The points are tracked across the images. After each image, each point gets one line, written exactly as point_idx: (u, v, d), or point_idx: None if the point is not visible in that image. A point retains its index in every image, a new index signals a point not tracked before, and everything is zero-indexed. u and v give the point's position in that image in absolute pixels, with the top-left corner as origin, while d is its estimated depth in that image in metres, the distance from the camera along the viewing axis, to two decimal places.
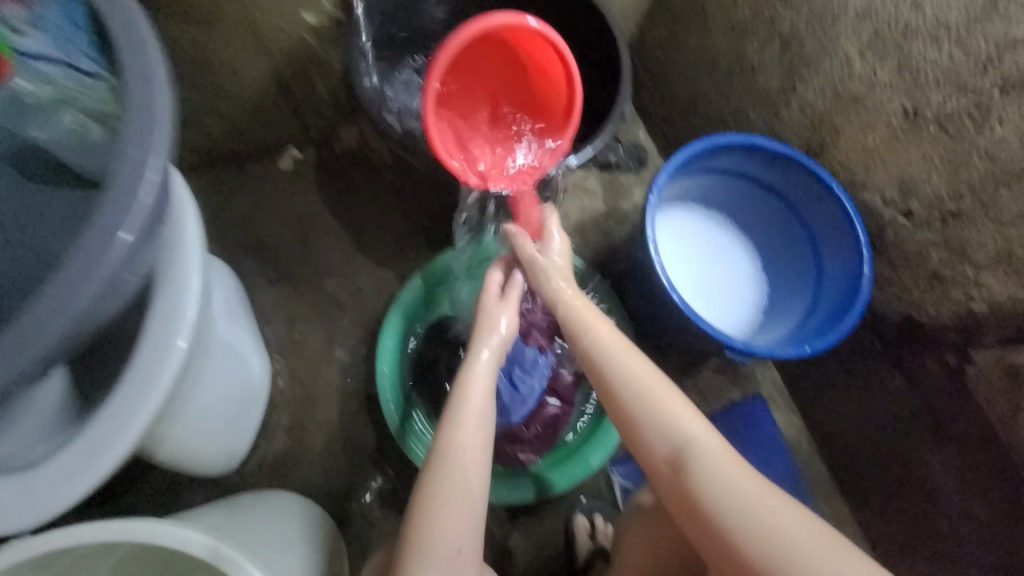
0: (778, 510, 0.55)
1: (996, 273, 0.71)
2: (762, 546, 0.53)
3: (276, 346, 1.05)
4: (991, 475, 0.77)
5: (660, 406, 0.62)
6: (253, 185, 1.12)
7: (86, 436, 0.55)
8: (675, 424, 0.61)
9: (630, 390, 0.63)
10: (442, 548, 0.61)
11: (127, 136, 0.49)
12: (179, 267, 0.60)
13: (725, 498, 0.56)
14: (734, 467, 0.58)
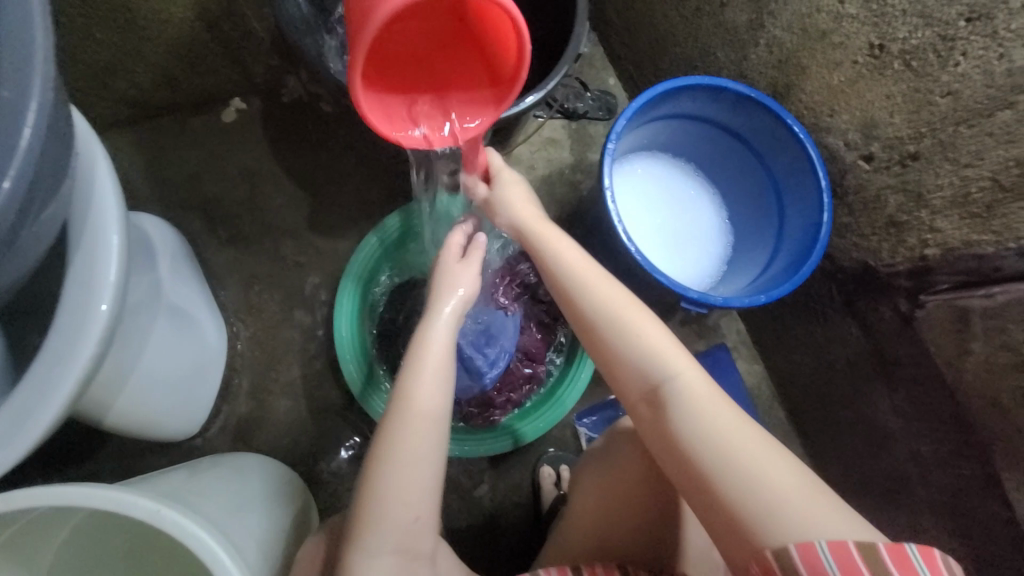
0: (761, 453, 0.53)
1: (951, 218, 0.70)
2: (735, 477, 0.52)
3: (232, 309, 1.02)
4: (934, 417, 0.80)
5: (637, 337, 0.60)
6: (196, 139, 1.05)
7: (11, 404, 0.54)
8: (652, 355, 0.59)
9: (606, 321, 0.62)
10: (394, 523, 0.56)
11: (0, 79, 0.43)
12: (94, 226, 0.56)
13: (698, 428, 0.55)
14: (719, 409, 0.56)
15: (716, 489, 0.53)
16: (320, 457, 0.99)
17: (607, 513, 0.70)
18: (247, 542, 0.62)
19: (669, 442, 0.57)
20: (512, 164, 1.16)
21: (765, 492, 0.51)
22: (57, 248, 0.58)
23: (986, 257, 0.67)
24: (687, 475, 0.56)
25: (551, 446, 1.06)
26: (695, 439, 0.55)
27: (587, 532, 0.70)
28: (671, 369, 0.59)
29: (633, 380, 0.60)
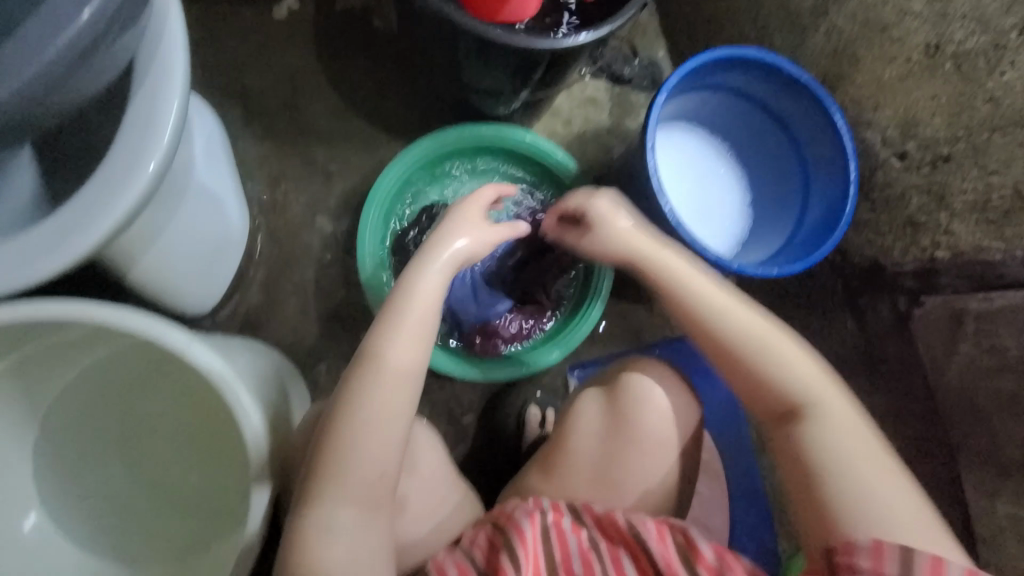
0: (868, 467, 0.58)
1: (968, 222, 0.73)
2: (838, 483, 0.57)
3: (257, 203, 1.03)
4: (916, 420, 0.82)
5: (778, 352, 0.64)
6: (245, 28, 1.04)
7: (58, 217, 0.56)
8: (779, 355, 0.64)
9: (748, 338, 0.65)
10: (357, 474, 0.54)
11: None
12: (161, 68, 0.58)
13: (833, 441, 0.59)
14: (839, 418, 0.61)
15: (832, 496, 0.57)
16: (319, 361, 1.01)
17: (605, 441, 0.72)
18: (267, 387, 0.70)
19: (795, 449, 0.61)
20: (549, 116, 1.15)
21: (865, 489, 0.56)
22: (118, 85, 0.59)
23: (993, 263, 0.71)
24: (802, 479, 0.60)
25: (539, 390, 1.10)
26: (825, 448, 0.59)
27: (587, 459, 0.72)
28: (810, 385, 0.62)
29: (767, 388, 0.63)
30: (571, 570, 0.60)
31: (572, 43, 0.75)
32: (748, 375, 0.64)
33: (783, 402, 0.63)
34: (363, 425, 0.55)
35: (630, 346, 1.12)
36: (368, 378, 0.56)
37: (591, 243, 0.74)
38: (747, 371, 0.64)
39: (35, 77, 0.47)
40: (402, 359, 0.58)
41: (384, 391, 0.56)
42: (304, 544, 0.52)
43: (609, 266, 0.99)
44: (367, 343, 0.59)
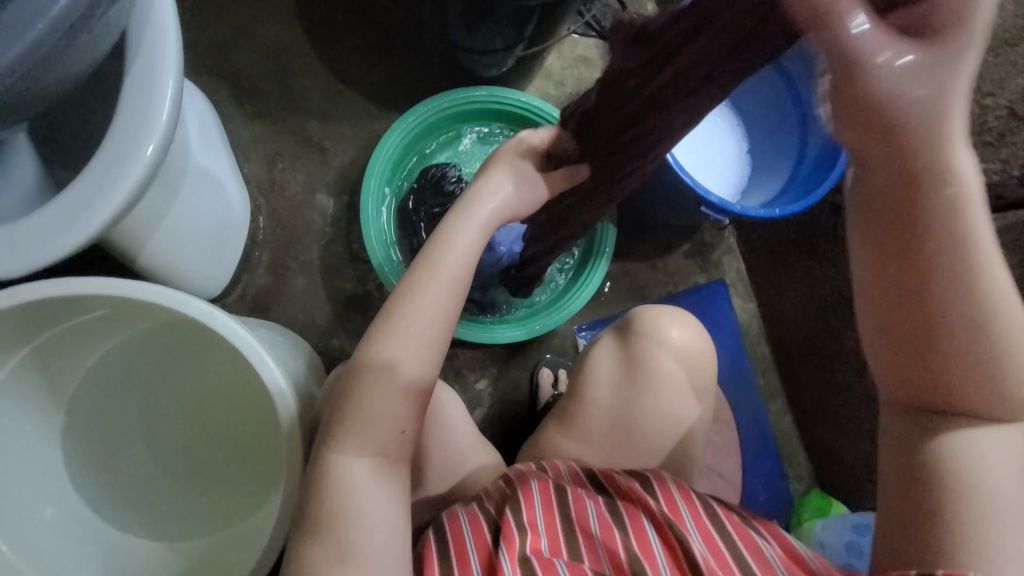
0: (1023, 509, 0.44)
1: (967, 146, 0.73)
2: (979, 510, 0.44)
3: (256, 184, 1.03)
4: None
5: (1007, 339, 0.43)
6: (226, 5, 1.02)
7: (68, 193, 0.55)
8: (1006, 366, 0.43)
9: (983, 304, 0.42)
10: (375, 424, 0.53)
11: None
12: (153, 39, 0.57)
13: (981, 452, 0.45)
14: (1015, 451, 0.45)
15: (959, 512, 0.44)
16: (331, 337, 1.02)
17: (620, 392, 0.73)
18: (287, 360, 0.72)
19: (933, 441, 0.46)
20: (540, 78, 1.13)
21: (1008, 530, 0.43)
22: (112, 59, 0.58)
23: (990, 186, 0.72)
24: (920, 474, 0.47)
25: (549, 352, 1.12)
26: (971, 457, 0.45)
27: (602, 412, 0.73)
28: (1015, 390, 0.44)
29: (954, 374, 0.44)
30: (588, 530, 0.57)
31: None
32: (942, 353, 0.44)
33: (968, 393, 0.45)
34: (385, 375, 0.53)
35: (635, 304, 1.14)
36: (395, 324, 0.54)
37: (931, 69, 0.37)
38: (944, 339, 0.43)
39: (30, 50, 0.45)
40: (418, 331, 0.54)
41: (399, 363, 0.53)
42: (325, 507, 0.51)
43: (611, 223, 0.99)
44: (389, 307, 0.55)
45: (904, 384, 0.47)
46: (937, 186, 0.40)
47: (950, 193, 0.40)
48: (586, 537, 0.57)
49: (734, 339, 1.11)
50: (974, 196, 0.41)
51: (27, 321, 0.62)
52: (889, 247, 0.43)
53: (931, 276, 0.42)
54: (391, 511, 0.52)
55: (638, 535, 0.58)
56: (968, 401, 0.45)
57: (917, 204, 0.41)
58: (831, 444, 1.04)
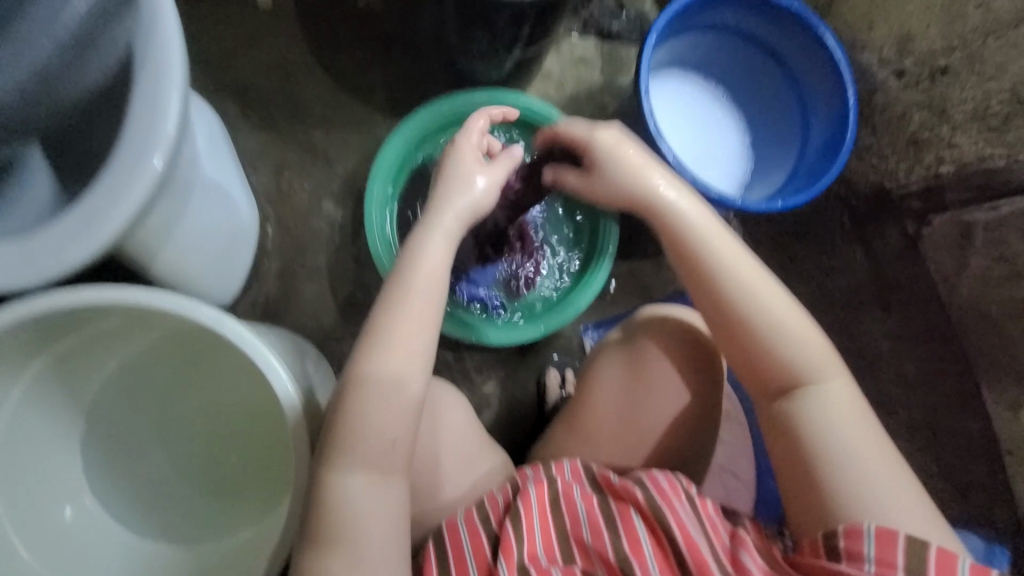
0: (866, 454, 0.56)
1: (970, 133, 0.73)
2: (832, 463, 0.56)
3: (263, 194, 1.05)
4: (933, 340, 0.82)
5: (776, 318, 0.60)
6: (230, 20, 1.05)
7: (82, 206, 0.57)
8: (799, 339, 0.59)
9: (748, 300, 0.61)
10: (373, 438, 0.54)
11: None
12: (158, 57, 0.57)
13: (825, 416, 0.57)
14: (849, 407, 0.58)
15: (825, 473, 0.56)
16: (340, 342, 1.04)
17: (627, 393, 0.72)
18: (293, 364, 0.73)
19: (783, 420, 0.59)
20: (540, 80, 1.13)
21: (858, 473, 0.55)
22: (117, 78, 0.58)
23: (996, 171, 0.72)
24: (792, 450, 0.58)
25: (556, 352, 1.12)
26: (811, 422, 0.57)
27: (610, 412, 0.72)
28: (810, 357, 0.59)
29: (760, 360, 0.60)
30: (581, 537, 0.58)
31: None
32: (750, 342, 0.60)
33: (781, 373, 0.59)
34: (376, 389, 0.55)
35: (641, 302, 1.14)
36: (375, 335, 0.57)
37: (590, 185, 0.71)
38: (747, 334, 0.60)
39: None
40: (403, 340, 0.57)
41: (394, 370, 0.56)
42: (324, 515, 0.54)
43: (614, 221, 1.00)
44: (373, 318, 0.58)
45: (748, 378, 0.61)
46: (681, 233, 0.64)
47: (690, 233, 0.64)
48: (580, 545, 0.58)
49: None
50: (707, 235, 0.64)
51: (44, 330, 0.64)
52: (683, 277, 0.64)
53: (710, 292, 0.62)
54: (393, 511, 0.54)
55: (630, 534, 0.58)
56: (790, 378, 0.59)
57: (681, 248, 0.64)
58: None
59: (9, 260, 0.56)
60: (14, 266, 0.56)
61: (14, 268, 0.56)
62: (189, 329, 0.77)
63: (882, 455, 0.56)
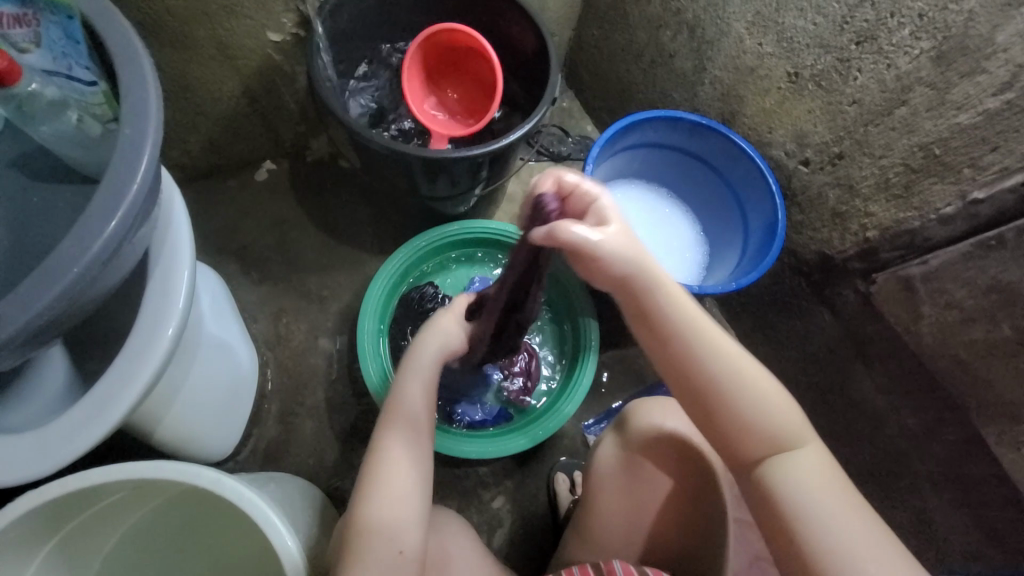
0: (849, 518, 0.54)
1: (881, 202, 0.82)
2: (822, 535, 0.53)
3: (263, 341, 1.12)
4: (922, 390, 0.86)
5: (748, 386, 0.58)
6: (232, 195, 1.20)
7: (95, 392, 0.62)
8: (768, 405, 0.58)
9: (719, 370, 0.58)
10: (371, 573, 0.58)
11: (125, 137, 0.54)
12: (171, 248, 0.68)
13: (797, 483, 0.56)
14: (820, 470, 0.57)
15: (813, 545, 0.53)
16: (346, 475, 1.04)
17: (628, 490, 0.72)
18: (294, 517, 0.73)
19: (763, 491, 0.57)
20: (506, 203, 1.27)
21: (845, 542, 0.53)
22: (136, 271, 0.69)
23: (916, 231, 0.78)
24: (776, 523, 0.56)
25: (562, 455, 1.11)
26: (791, 492, 0.56)
27: (615, 512, 0.72)
28: (781, 422, 0.58)
29: (738, 431, 0.58)
30: None
31: (503, 144, 0.90)
32: (723, 414, 0.58)
33: (758, 442, 0.58)
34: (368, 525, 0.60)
35: (635, 390, 1.15)
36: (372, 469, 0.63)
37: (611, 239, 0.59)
38: (718, 407, 0.58)
39: (68, 288, 0.50)
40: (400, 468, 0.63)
41: (395, 499, 0.62)
42: None
43: (591, 317, 1.06)
44: (371, 451, 0.65)
45: (722, 448, 0.60)
46: (650, 305, 0.60)
47: (662, 304, 0.60)
48: None
49: None
50: (678, 302, 0.61)
51: (51, 519, 0.64)
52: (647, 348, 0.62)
53: (682, 365, 0.59)
54: None
55: None
56: (760, 448, 0.58)
57: (648, 321, 0.61)
58: None
59: (26, 454, 0.60)
60: (29, 459, 0.59)
61: (29, 461, 0.59)
62: (189, 493, 0.76)
63: (862, 514, 0.55)
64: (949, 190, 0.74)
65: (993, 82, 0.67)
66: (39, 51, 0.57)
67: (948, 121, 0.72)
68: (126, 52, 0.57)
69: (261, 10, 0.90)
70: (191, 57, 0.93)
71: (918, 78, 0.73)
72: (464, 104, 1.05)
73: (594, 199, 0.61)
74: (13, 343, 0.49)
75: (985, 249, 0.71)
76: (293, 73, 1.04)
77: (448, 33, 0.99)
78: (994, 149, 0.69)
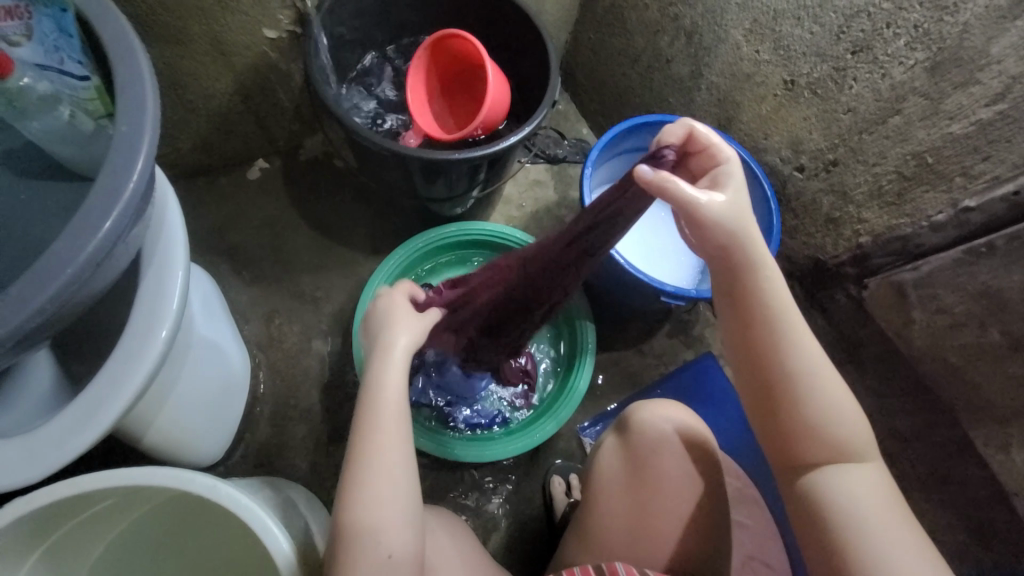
0: (897, 532, 0.53)
1: (874, 208, 0.84)
2: (869, 539, 0.52)
3: (255, 342, 1.10)
4: (912, 393, 0.88)
5: (828, 386, 0.56)
6: (223, 194, 1.18)
7: (86, 395, 0.60)
8: (842, 409, 0.56)
9: (795, 362, 0.57)
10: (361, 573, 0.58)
11: (123, 134, 0.52)
12: (165, 246, 0.66)
13: (852, 486, 0.55)
14: (877, 484, 0.55)
15: (859, 547, 0.52)
16: (341, 479, 1.03)
17: (631, 491, 0.72)
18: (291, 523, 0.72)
19: (813, 489, 0.56)
20: (502, 205, 1.27)
21: (891, 551, 0.52)
22: (129, 271, 0.67)
23: (908, 237, 0.80)
24: (817, 523, 0.55)
25: (558, 457, 1.11)
26: (844, 494, 0.55)
27: (616, 514, 0.72)
28: (847, 433, 0.56)
29: (799, 428, 0.56)
30: None
31: (503, 146, 0.90)
32: (798, 403, 0.56)
33: (823, 441, 0.56)
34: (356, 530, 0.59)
35: (631, 392, 1.16)
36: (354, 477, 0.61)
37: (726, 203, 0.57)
38: (796, 395, 0.56)
39: (62, 290, 0.48)
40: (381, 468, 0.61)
41: (383, 484, 0.61)
42: None
43: (588, 320, 1.06)
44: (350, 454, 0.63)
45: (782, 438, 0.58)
46: (749, 285, 0.58)
47: (759, 288, 0.58)
48: None
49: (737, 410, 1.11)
50: (777, 289, 0.58)
51: (39, 527, 0.62)
52: (731, 326, 0.60)
53: (763, 347, 0.57)
54: None
55: None
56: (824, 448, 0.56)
57: (743, 299, 0.59)
58: None
59: (12, 460, 0.57)
60: (17, 465, 0.57)
61: (15, 468, 0.57)
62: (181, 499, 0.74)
63: (912, 532, 0.53)
64: (941, 199, 0.75)
65: (986, 93, 0.68)
66: (30, 44, 0.55)
67: (941, 131, 0.73)
68: (121, 46, 0.55)
69: (257, 7, 0.88)
70: (184, 53, 0.91)
71: (911, 89, 0.75)
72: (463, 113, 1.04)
73: (721, 163, 0.59)
74: (5, 346, 0.48)
75: (975, 255, 0.73)
76: (288, 71, 1.02)
77: (460, 42, 0.97)
78: (986, 158, 0.70)
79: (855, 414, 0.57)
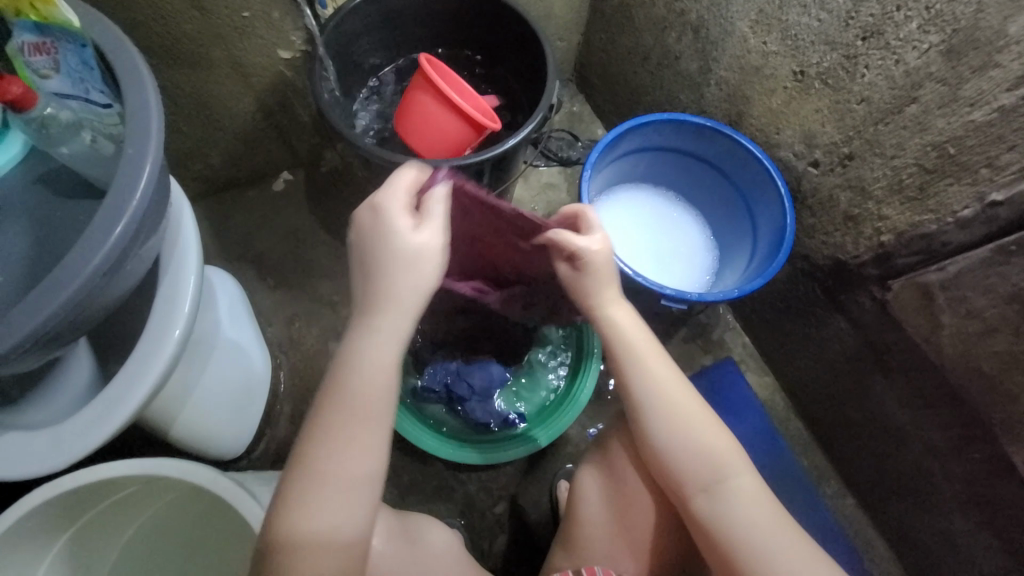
0: (774, 536, 0.59)
1: (895, 205, 0.78)
2: (747, 549, 0.59)
3: (277, 344, 1.16)
4: (946, 403, 0.81)
5: (686, 414, 0.65)
6: (250, 203, 1.26)
7: (105, 394, 0.66)
8: (706, 432, 0.64)
9: (650, 413, 0.65)
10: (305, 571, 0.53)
11: (128, 157, 0.58)
12: (178, 255, 0.72)
13: (729, 501, 0.62)
14: (755, 492, 0.62)
15: (738, 556, 0.60)
16: None
17: (609, 501, 0.72)
18: None
19: (698, 509, 0.63)
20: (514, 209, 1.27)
21: (770, 555, 0.59)
22: (148, 278, 0.73)
23: (932, 235, 0.73)
24: (718, 552, 0.61)
25: (567, 462, 1.10)
26: (722, 511, 0.62)
27: (598, 523, 0.71)
28: (716, 453, 0.64)
29: (669, 471, 0.65)
30: None
31: (500, 150, 0.90)
32: (664, 436, 0.64)
33: (697, 464, 0.63)
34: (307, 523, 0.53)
35: None
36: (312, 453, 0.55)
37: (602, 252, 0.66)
38: (659, 430, 0.65)
39: (67, 300, 0.54)
40: (341, 473, 0.55)
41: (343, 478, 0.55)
42: None
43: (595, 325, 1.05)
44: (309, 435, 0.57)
45: (661, 467, 0.66)
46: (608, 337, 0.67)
47: (618, 339, 0.67)
48: None
49: (757, 419, 1.05)
50: (632, 334, 0.67)
51: (70, 507, 0.70)
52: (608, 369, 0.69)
53: (629, 388, 0.66)
54: None
55: None
56: (698, 471, 0.63)
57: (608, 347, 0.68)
58: (907, 523, 0.96)
59: (41, 451, 0.64)
60: (44, 454, 0.64)
61: (43, 456, 0.64)
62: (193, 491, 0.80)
63: (790, 533, 0.60)
64: (966, 192, 0.69)
65: (1007, 77, 0.62)
66: (57, 76, 0.61)
67: (961, 119, 0.67)
68: (132, 75, 0.61)
69: (273, 31, 0.95)
70: (208, 76, 0.99)
71: (927, 74, 0.69)
72: (439, 86, 0.89)
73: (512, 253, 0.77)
74: (29, 344, 0.54)
75: (1004, 254, 0.67)
76: (304, 88, 1.08)
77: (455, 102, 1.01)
78: (1012, 148, 0.64)
79: (718, 434, 0.65)
